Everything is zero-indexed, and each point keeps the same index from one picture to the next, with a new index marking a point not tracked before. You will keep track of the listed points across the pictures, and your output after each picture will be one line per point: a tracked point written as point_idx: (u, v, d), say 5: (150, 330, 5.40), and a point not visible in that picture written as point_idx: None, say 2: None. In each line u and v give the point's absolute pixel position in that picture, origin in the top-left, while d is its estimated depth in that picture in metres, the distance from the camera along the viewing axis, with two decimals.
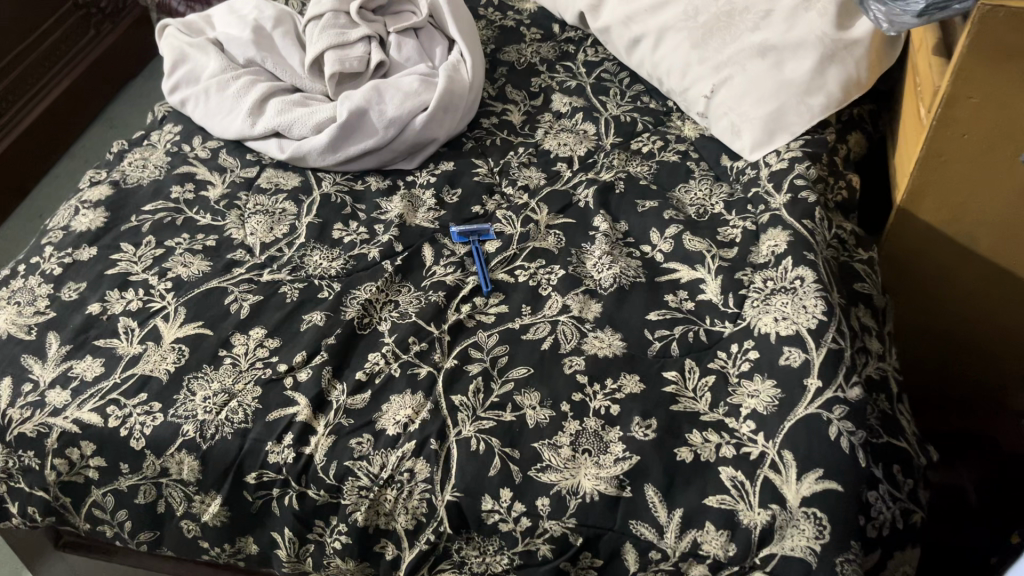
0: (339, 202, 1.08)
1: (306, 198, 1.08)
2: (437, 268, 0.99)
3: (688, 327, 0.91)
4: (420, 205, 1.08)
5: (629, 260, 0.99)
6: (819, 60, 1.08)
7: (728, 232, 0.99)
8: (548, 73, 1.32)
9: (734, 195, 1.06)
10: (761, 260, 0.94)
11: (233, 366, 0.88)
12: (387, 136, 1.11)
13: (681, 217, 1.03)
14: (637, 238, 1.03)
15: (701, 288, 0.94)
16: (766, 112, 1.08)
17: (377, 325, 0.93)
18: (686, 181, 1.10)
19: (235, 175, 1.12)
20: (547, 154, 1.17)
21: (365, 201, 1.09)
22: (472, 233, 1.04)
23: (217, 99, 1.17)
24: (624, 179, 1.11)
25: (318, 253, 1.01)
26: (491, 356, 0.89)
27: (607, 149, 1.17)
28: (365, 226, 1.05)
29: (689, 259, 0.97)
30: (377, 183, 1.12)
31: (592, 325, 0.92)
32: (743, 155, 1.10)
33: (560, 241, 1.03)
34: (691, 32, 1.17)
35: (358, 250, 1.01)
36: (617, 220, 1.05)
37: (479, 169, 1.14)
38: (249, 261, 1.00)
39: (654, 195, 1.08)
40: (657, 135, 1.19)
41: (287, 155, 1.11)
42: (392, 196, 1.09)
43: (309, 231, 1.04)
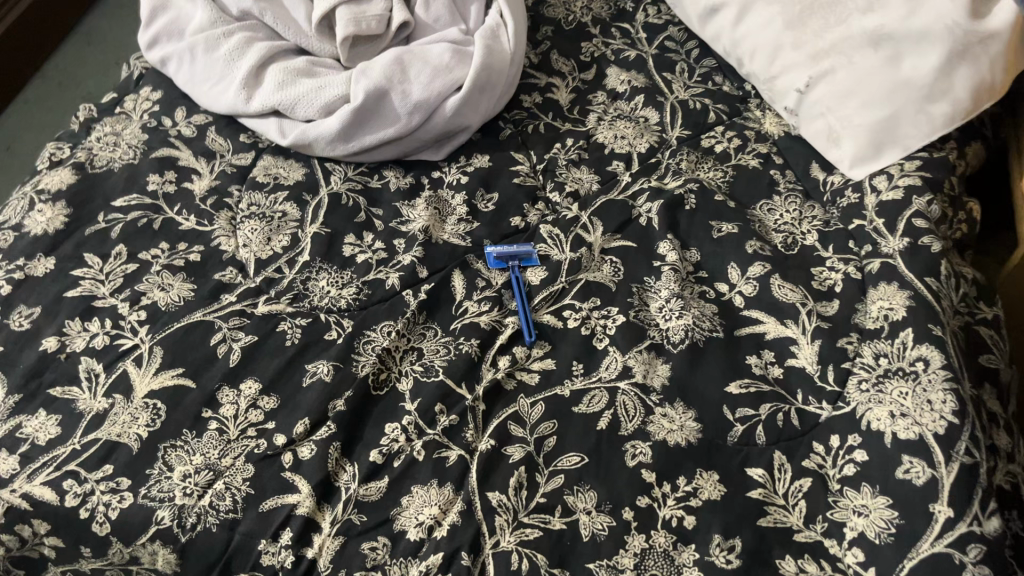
0: (352, 207, 0.90)
1: (311, 198, 0.90)
2: (469, 305, 0.82)
3: (775, 406, 0.75)
4: (449, 213, 0.90)
5: (702, 304, 0.82)
6: (948, 57, 0.86)
7: (825, 277, 0.82)
8: (602, 36, 1.11)
9: (830, 223, 0.87)
10: (869, 324, 0.76)
11: (219, 434, 0.72)
12: (412, 124, 0.92)
13: (767, 250, 0.85)
14: (712, 274, 0.85)
15: (792, 353, 0.78)
16: (876, 120, 0.89)
17: (397, 383, 0.76)
18: (768, 198, 0.92)
19: (226, 163, 0.93)
20: (601, 150, 0.97)
21: (382, 205, 0.91)
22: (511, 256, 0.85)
23: (205, 62, 0.97)
24: (696, 191, 0.92)
25: (325, 277, 0.83)
26: (536, 433, 0.73)
27: (673, 146, 0.98)
28: (382, 239, 0.87)
29: (778, 311, 0.80)
30: (396, 180, 0.93)
31: (659, 397, 0.75)
32: (841, 169, 0.91)
33: (619, 273, 0.85)
34: (785, 8, 0.96)
35: (374, 274, 0.84)
36: (687, 247, 0.87)
37: (519, 166, 0.95)
38: (241, 284, 0.82)
39: (732, 214, 0.89)
40: (732, 130, 0.99)
41: (290, 141, 0.92)
42: (415, 200, 0.91)
43: (314, 245, 0.86)
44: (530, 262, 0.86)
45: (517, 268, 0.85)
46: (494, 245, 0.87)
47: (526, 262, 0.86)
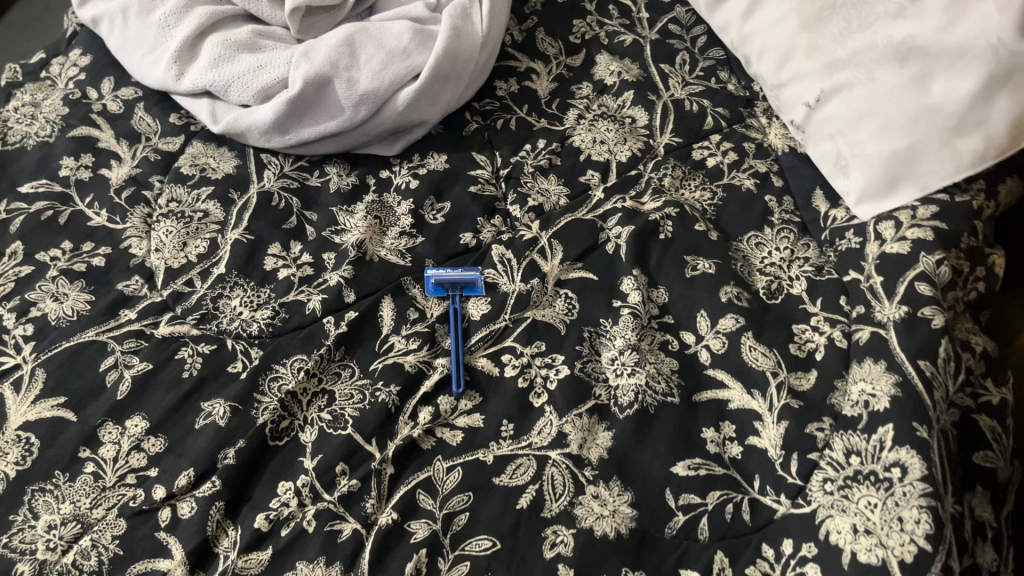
0: (282, 209, 0.80)
1: (238, 197, 0.80)
2: (396, 341, 0.72)
3: (725, 495, 0.65)
4: (390, 224, 0.80)
5: (660, 359, 0.72)
6: (986, 82, 0.72)
7: (804, 341, 0.71)
8: (598, 15, 0.98)
9: (823, 270, 0.75)
10: (845, 409, 0.66)
11: (93, 480, 0.65)
12: (356, 118, 0.80)
13: (745, 299, 0.74)
14: (678, 320, 0.74)
15: (754, 432, 0.67)
16: (890, 152, 0.75)
17: (300, 432, 0.67)
18: (759, 230, 0.80)
19: (150, 148, 0.83)
20: (576, 155, 0.86)
21: (318, 209, 0.80)
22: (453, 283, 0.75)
23: (137, 27, 0.86)
24: (675, 216, 0.80)
25: (239, 296, 0.74)
26: (445, 507, 0.64)
27: (659, 156, 0.86)
28: (311, 252, 0.77)
29: (744, 376, 0.69)
30: (338, 178, 0.83)
31: (593, 473, 0.66)
32: (846, 202, 0.79)
33: (573, 311, 0.74)
34: (805, 3, 0.82)
35: (295, 295, 0.74)
36: (655, 285, 0.76)
37: (479, 170, 0.84)
38: (144, 298, 0.73)
39: (712, 248, 0.78)
40: (729, 141, 0.87)
41: (220, 128, 0.82)
42: (355, 206, 0.81)
43: (233, 255, 0.76)
44: (474, 290, 0.75)
45: (458, 296, 0.75)
46: (435, 267, 0.76)
47: (469, 290, 0.75)
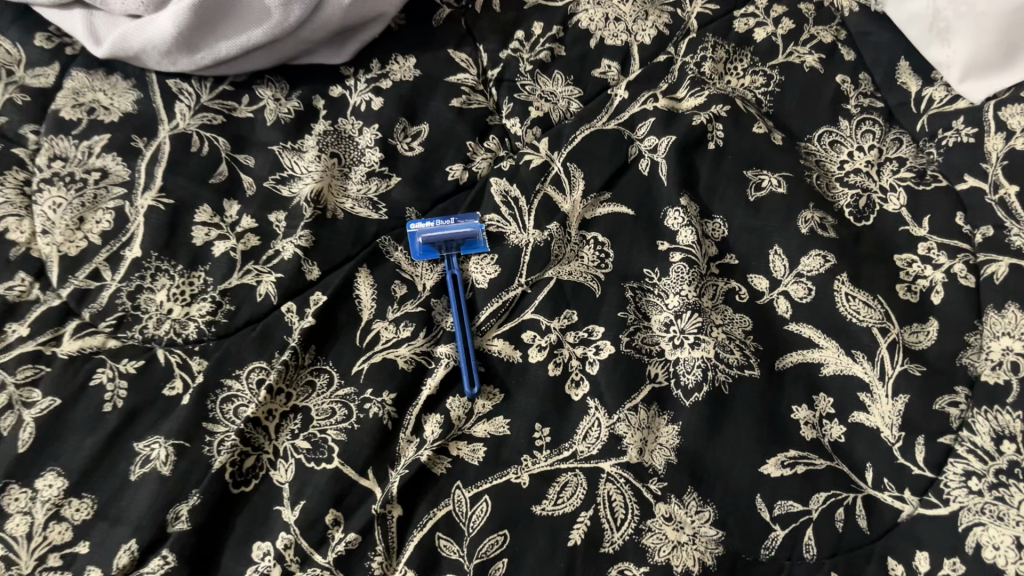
0: (207, 157, 0.60)
1: (144, 145, 0.60)
2: (382, 329, 0.55)
3: (832, 497, 0.50)
4: (353, 164, 0.61)
5: (729, 318, 0.55)
6: None
7: (914, 278, 0.54)
8: None
9: (927, 176, 0.58)
10: (985, 373, 0.51)
11: (3, 569, 0.47)
12: (287, 22, 0.59)
13: (830, 226, 0.57)
14: (744, 262, 0.57)
15: (860, 407, 0.52)
16: (1010, 6, 0.57)
17: (271, 471, 0.51)
18: (833, 124, 0.61)
19: (13, 84, 0.61)
20: (585, 40, 0.65)
21: (255, 150, 0.61)
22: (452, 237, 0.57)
23: None
24: (725, 117, 0.61)
25: (165, 288, 0.56)
26: (476, 556, 0.48)
27: (692, 31, 0.66)
28: (253, 214, 0.59)
29: (842, 332, 0.53)
30: (275, 104, 0.62)
31: (661, 486, 0.50)
32: (945, 76, 0.60)
33: (606, 262, 0.57)
34: None
35: (240, 278, 0.56)
36: (709, 214, 0.59)
37: (460, 74, 0.64)
38: (37, 304, 0.55)
39: (778, 157, 0.60)
40: (780, 4, 0.67)
41: (105, 52, 0.60)
42: (304, 142, 0.61)
43: (150, 228, 0.57)
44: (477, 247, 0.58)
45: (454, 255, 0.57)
46: (420, 221, 0.58)
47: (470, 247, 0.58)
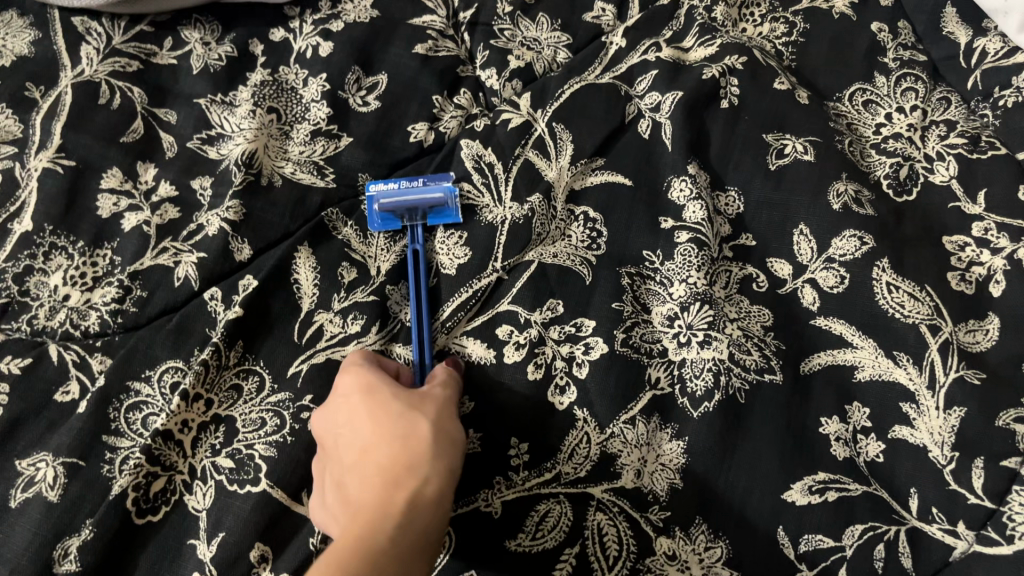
0: (118, 111, 0.50)
1: (41, 95, 0.49)
2: (327, 321, 0.45)
3: (870, 531, 0.41)
4: (295, 120, 0.50)
5: (745, 310, 0.46)
6: None
7: (968, 265, 0.45)
8: None
9: (982, 142, 0.48)
10: None
11: None
12: None
13: (867, 201, 0.47)
14: (763, 243, 0.48)
15: (903, 420, 0.42)
16: None
17: (185, 495, 0.42)
18: (867, 81, 0.52)
19: None
20: None
21: (177, 104, 0.51)
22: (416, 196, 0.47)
23: None
24: (741, 70, 0.51)
25: (61, 269, 0.46)
26: None
27: None
28: (173, 180, 0.49)
29: (882, 330, 0.44)
30: (204, 49, 0.52)
31: (662, 516, 0.41)
32: (1001, 24, 0.51)
33: (599, 242, 0.48)
34: None
35: (154, 258, 0.46)
36: (721, 185, 0.49)
37: (427, 16, 0.54)
38: None
39: (804, 118, 0.50)
40: None
41: None
42: (237, 94, 0.51)
43: (44, 197, 0.47)
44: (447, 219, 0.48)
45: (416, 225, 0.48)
46: (380, 183, 0.48)
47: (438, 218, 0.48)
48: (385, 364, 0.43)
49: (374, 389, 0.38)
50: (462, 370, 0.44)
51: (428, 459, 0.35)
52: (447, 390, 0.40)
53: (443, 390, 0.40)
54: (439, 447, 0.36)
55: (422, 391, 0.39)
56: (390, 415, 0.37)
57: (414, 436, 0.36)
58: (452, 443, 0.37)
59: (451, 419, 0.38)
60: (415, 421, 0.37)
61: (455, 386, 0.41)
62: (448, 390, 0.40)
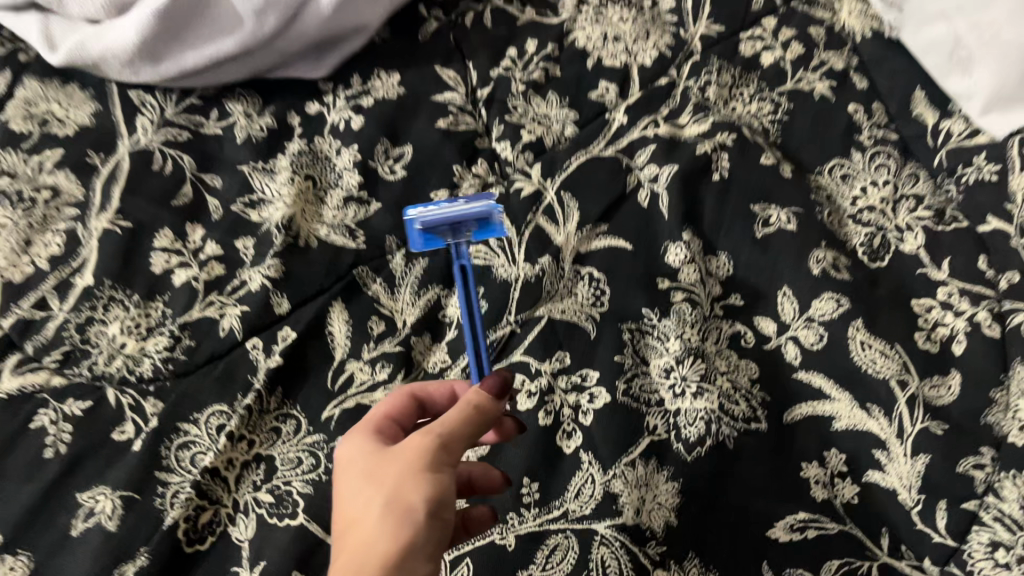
0: (169, 176, 0.55)
1: (101, 162, 0.55)
2: (358, 370, 0.50)
3: (846, 566, 0.45)
4: (330, 187, 0.56)
5: (734, 365, 0.51)
6: None
7: (933, 326, 0.50)
8: None
9: (946, 216, 0.54)
10: (1012, 434, 0.46)
11: None
12: (262, 31, 0.55)
13: (844, 267, 0.53)
14: (750, 302, 0.53)
15: (875, 465, 0.47)
16: None
17: (229, 526, 0.46)
18: (844, 157, 0.57)
19: None
20: (581, 60, 0.61)
21: (223, 171, 0.56)
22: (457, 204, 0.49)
23: None
24: (731, 147, 0.57)
25: (118, 320, 0.51)
26: None
27: (695, 54, 0.61)
28: (218, 238, 0.54)
29: (856, 384, 0.49)
30: (246, 121, 0.58)
31: (659, 550, 0.46)
32: (963, 107, 0.57)
33: (602, 299, 0.53)
34: None
35: (201, 310, 0.51)
36: (712, 251, 0.55)
37: (448, 94, 0.60)
38: None
39: (787, 191, 0.55)
40: (789, 28, 0.63)
41: (60, 60, 0.55)
42: (276, 162, 0.56)
43: (103, 255, 0.52)
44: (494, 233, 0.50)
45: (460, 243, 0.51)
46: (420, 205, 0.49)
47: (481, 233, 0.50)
48: (429, 395, 0.46)
49: (365, 463, 0.40)
50: (495, 394, 0.41)
51: (378, 531, 0.36)
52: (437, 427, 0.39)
53: (427, 430, 0.39)
54: (386, 521, 0.37)
55: (405, 445, 0.39)
56: (369, 481, 0.39)
57: (370, 512, 0.37)
58: (415, 505, 0.37)
59: (425, 476, 0.38)
60: (384, 487, 0.38)
61: (462, 414, 0.40)
62: (440, 434, 0.39)
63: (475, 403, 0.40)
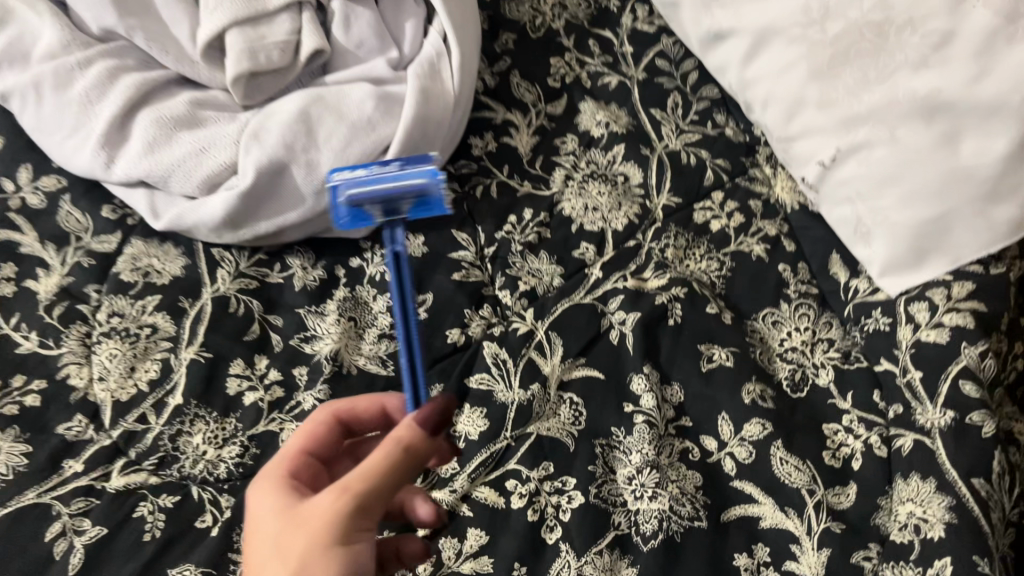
0: (242, 316, 0.70)
1: (189, 305, 0.70)
2: None
3: None
4: (367, 326, 0.71)
5: (683, 474, 0.64)
6: (1018, 142, 0.64)
7: (838, 445, 0.65)
8: (576, 51, 0.88)
9: (851, 356, 0.69)
10: (894, 533, 0.60)
11: None
12: (319, 206, 0.71)
13: (770, 398, 0.67)
14: (697, 424, 0.67)
15: (791, 556, 0.60)
16: (917, 221, 0.67)
17: None
18: (775, 307, 0.72)
19: (83, 249, 0.72)
20: (567, 225, 0.77)
21: (283, 312, 0.71)
22: (393, 167, 0.60)
23: (55, 106, 0.74)
24: (683, 298, 0.72)
25: (201, 432, 0.65)
26: None
27: (658, 221, 0.77)
28: (279, 366, 0.68)
29: (777, 492, 0.63)
30: (303, 272, 0.73)
31: None
32: (868, 271, 0.71)
33: (580, 419, 0.67)
34: (814, 50, 0.72)
35: (265, 425, 0.65)
36: (668, 381, 0.69)
37: (460, 252, 0.76)
38: (91, 443, 0.64)
39: (728, 334, 0.70)
40: (733, 200, 0.79)
41: (162, 226, 0.71)
42: (325, 305, 0.71)
43: (189, 380, 0.67)
44: (431, 208, 0.59)
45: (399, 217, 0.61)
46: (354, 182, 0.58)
47: (422, 210, 0.60)
48: (350, 413, 0.59)
49: (289, 517, 0.50)
50: (427, 427, 0.49)
51: None
52: (353, 487, 0.48)
53: (343, 488, 0.48)
54: None
55: (323, 510, 0.48)
56: (290, 542, 0.48)
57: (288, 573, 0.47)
58: None
59: (336, 545, 0.47)
60: (300, 555, 0.47)
61: (379, 466, 0.48)
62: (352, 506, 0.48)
63: (403, 444, 0.48)
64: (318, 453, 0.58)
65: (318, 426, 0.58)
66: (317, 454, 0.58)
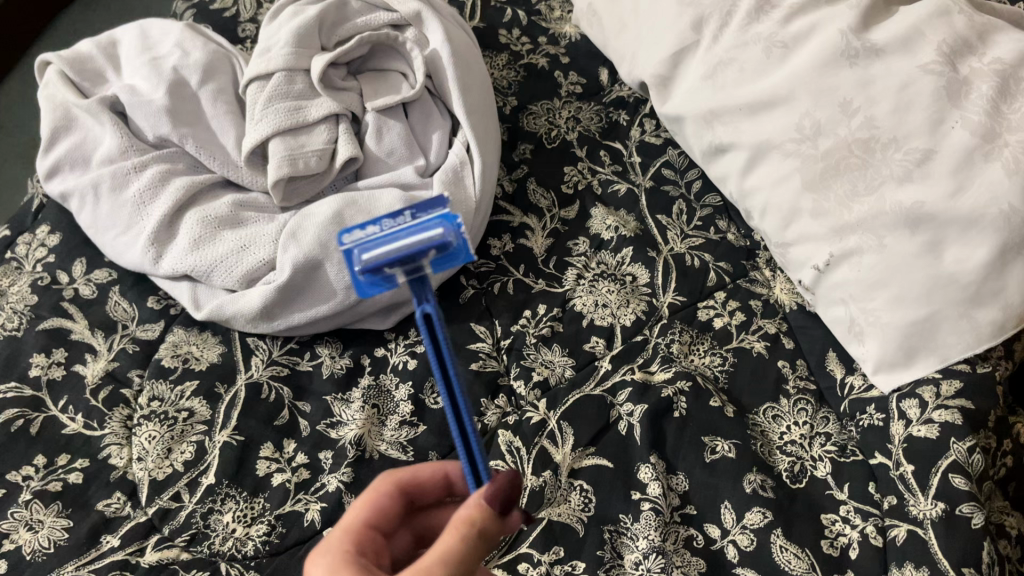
0: (272, 402, 0.75)
1: (224, 390, 0.75)
2: None
3: None
4: (390, 413, 0.75)
5: (687, 560, 0.67)
6: (1000, 251, 0.68)
7: (836, 535, 0.68)
8: (589, 160, 0.95)
9: (847, 450, 0.73)
10: None
11: None
12: (348, 300, 0.76)
13: (770, 487, 0.70)
14: (701, 512, 0.70)
15: None
16: (905, 322, 0.71)
17: None
18: (774, 401, 0.77)
19: (128, 337, 0.79)
20: (578, 320, 0.82)
21: (311, 398, 0.76)
22: (406, 215, 0.48)
23: (109, 206, 0.81)
24: (688, 391, 0.76)
25: (231, 510, 0.69)
26: None
27: (664, 318, 0.82)
28: (306, 449, 0.73)
29: None
30: (331, 360, 0.78)
31: None
32: (862, 368, 0.75)
33: (590, 506, 0.70)
34: (806, 163, 0.79)
35: (291, 505, 0.69)
36: (673, 470, 0.72)
37: (478, 342, 0.81)
38: (128, 519, 0.68)
39: (730, 426, 0.74)
40: (735, 299, 0.84)
41: (203, 316, 0.77)
42: (351, 392, 0.76)
43: (222, 460, 0.71)
44: (453, 258, 0.46)
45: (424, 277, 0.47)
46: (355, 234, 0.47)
47: (444, 261, 0.47)
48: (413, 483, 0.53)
49: None
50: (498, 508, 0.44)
51: None
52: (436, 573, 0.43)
53: (424, 572, 0.44)
54: None
55: None
56: None
57: None
58: None
59: None
60: None
61: (456, 552, 0.44)
62: None
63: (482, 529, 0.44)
64: (381, 528, 0.52)
65: (379, 496, 0.52)
66: (380, 529, 0.52)
